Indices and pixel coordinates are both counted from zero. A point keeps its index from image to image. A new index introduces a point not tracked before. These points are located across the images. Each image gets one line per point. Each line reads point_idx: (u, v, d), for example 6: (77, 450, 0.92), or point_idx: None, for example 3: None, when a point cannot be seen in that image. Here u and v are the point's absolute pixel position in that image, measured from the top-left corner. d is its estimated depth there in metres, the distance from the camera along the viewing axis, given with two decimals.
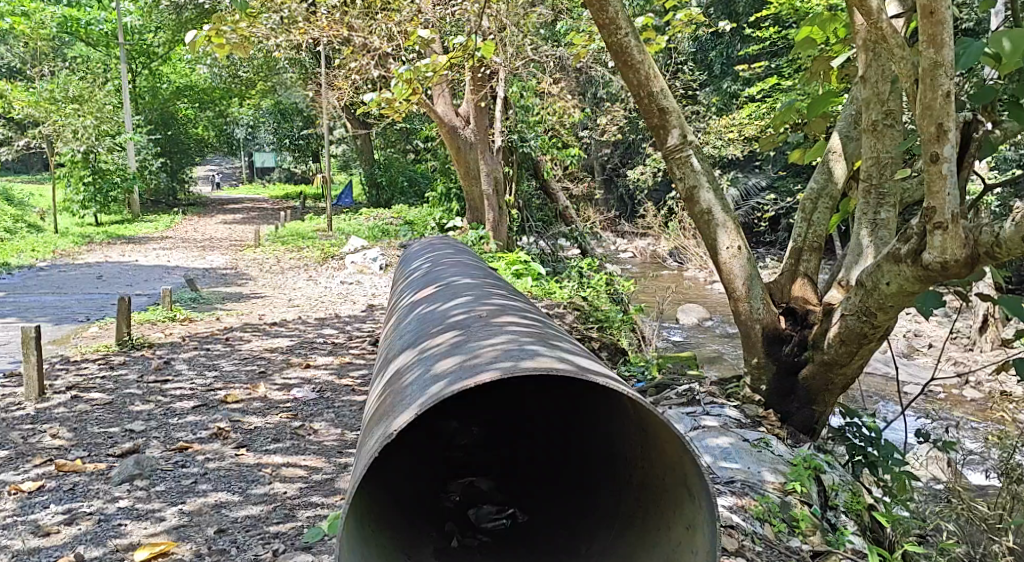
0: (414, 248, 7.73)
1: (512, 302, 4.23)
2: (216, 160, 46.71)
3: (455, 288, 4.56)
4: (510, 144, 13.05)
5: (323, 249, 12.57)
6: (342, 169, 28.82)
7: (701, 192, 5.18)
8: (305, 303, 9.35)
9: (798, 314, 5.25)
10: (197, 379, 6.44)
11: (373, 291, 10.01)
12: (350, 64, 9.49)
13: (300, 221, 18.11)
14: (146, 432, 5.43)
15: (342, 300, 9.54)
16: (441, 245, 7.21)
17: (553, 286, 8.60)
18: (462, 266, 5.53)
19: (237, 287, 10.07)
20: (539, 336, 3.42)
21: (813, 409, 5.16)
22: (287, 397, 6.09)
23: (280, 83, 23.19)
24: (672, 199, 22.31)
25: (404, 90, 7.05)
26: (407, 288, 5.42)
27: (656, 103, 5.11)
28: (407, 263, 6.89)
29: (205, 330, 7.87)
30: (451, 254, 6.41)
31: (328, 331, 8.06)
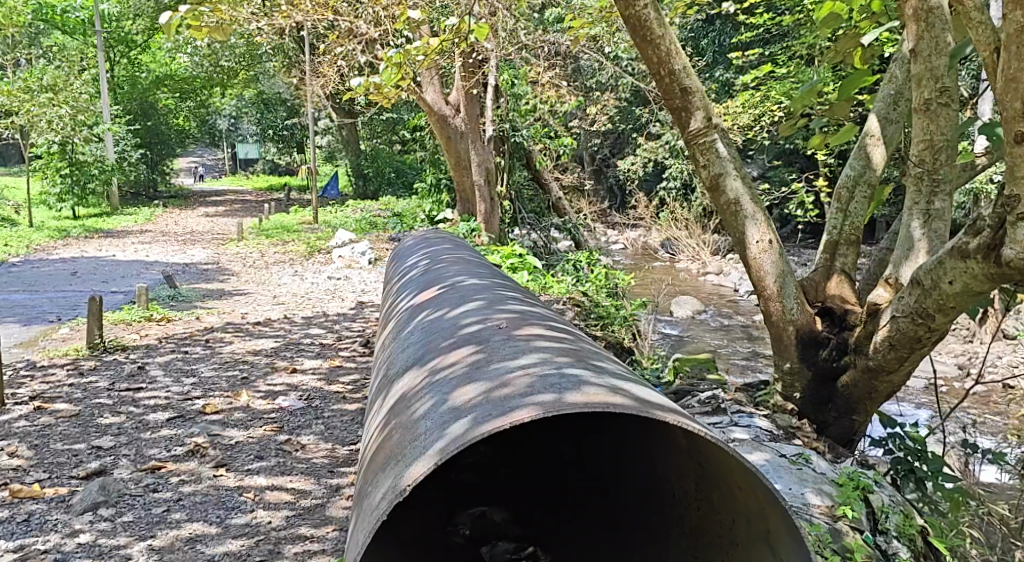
0: (408, 242, 7.42)
1: (531, 309, 3.92)
2: (200, 151, 46.14)
3: (464, 290, 4.24)
4: (502, 133, 12.78)
5: (308, 243, 12.24)
6: (327, 160, 28.49)
7: (728, 180, 4.93)
8: (290, 300, 9.03)
9: (837, 315, 4.97)
10: (174, 387, 6.10)
11: (361, 287, 9.69)
12: (336, 50, 9.16)
13: (285, 214, 17.80)
14: (114, 449, 5.09)
15: (330, 297, 9.22)
16: (437, 238, 6.92)
17: (549, 281, 8.33)
18: (463, 263, 5.21)
19: (218, 284, 9.74)
20: (572, 355, 3.12)
21: (852, 420, 4.88)
22: (271, 407, 5.77)
23: (263, 72, 22.80)
24: (662, 189, 22.07)
25: (393, 75, 6.72)
26: (406, 287, 5.10)
27: (679, 83, 4.80)
28: (402, 258, 6.58)
29: (184, 331, 7.53)
30: (448, 249, 6.10)
31: (315, 331, 7.74)
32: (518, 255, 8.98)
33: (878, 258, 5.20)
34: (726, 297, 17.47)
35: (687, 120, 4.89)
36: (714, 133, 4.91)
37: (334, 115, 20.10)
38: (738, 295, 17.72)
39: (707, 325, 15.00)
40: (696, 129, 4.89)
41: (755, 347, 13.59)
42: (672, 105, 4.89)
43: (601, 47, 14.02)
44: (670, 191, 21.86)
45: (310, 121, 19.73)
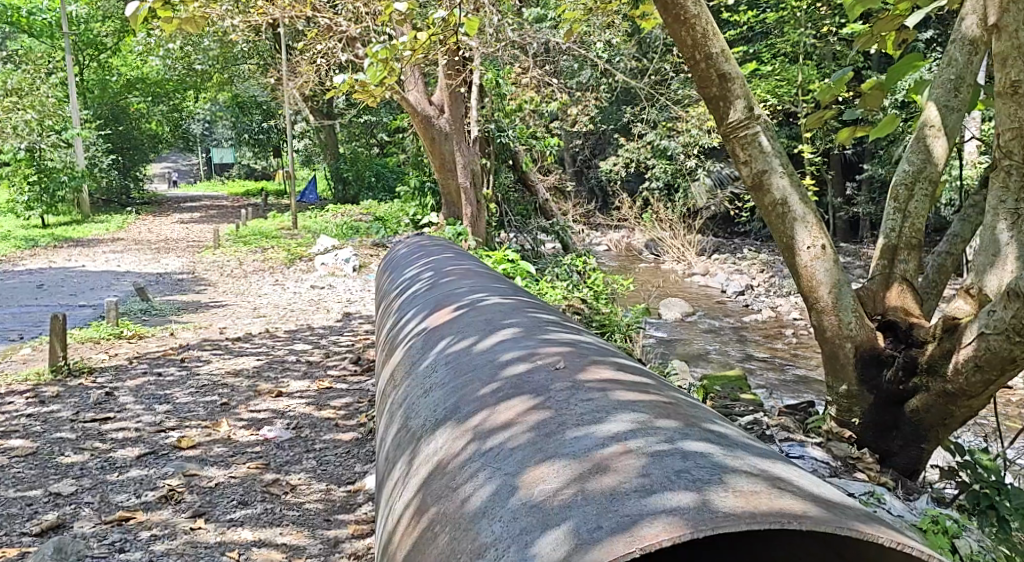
0: (399, 251, 7.07)
1: (584, 340, 3.56)
2: (174, 156, 45.45)
3: (497, 315, 3.84)
4: (488, 134, 12.46)
5: (289, 250, 11.82)
6: (305, 164, 28.08)
7: (773, 177, 4.66)
8: (272, 312, 8.62)
9: (901, 328, 4.66)
10: (145, 416, 5.68)
11: (346, 297, 9.29)
12: (317, 47, 8.80)
13: (263, 219, 17.36)
14: (77, 496, 4.65)
15: (314, 308, 8.82)
16: (435, 246, 6.56)
17: (546, 286, 7.98)
18: (473, 276, 4.84)
19: (193, 295, 9.30)
20: (668, 412, 2.77)
21: (921, 449, 4.65)
22: (255, 439, 5.37)
23: (238, 75, 22.36)
24: (647, 189, 21.79)
25: (378, 72, 6.34)
26: (413, 303, 4.71)
27: (716, 70, 4.55)
28: (395, 270, 6.22)
29: (157, 350, 7.11)
30: (446, 258, 5.75)
31: (300, 347, 7.34)
32: (510, 260, 8.62)
33: (938, 265, 4.88)
34: (716, 299, 17.20)
35: (726, 111, 4.62)
36: (757, 126, 4.65)
37: (311, 117, 19.66)
38: (728, 297, 17.45)
39: (699, 328, 14.71)
40: (736, 121, 4.62)
41: (749, 351, 13.30)
42: (709, 95, 4.62)
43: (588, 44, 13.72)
44: (654, 191, 21.58)
45: (287, 124, 19.29)
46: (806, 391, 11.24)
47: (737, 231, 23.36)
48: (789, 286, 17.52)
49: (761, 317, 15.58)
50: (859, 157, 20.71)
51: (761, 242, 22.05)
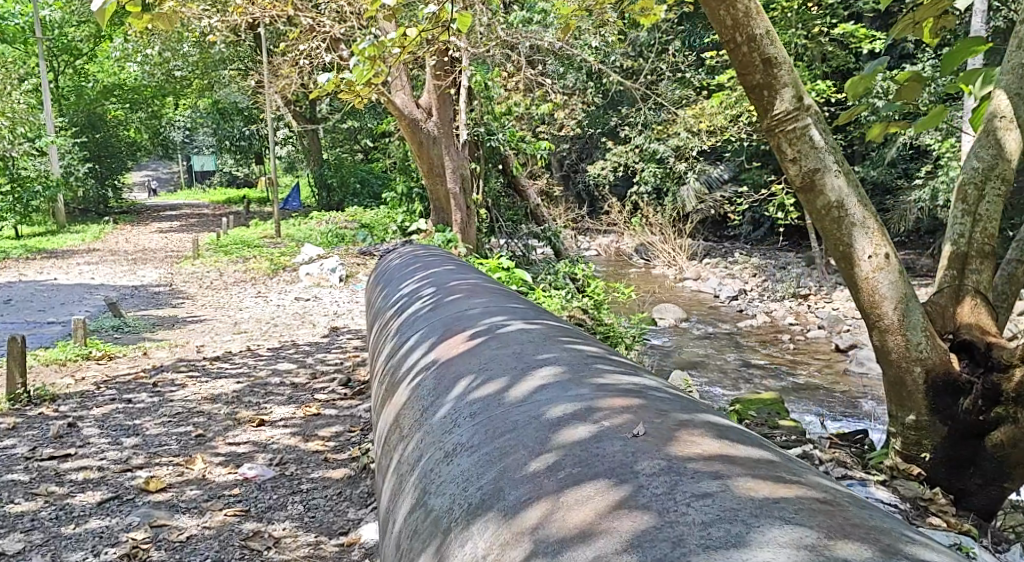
0: (392, 263, 6.70)
1: (651, 385, 3.14)
2: (155, 163, 44.93)
3: (531, 350, 3.42)
4: (476, 138, 12.13)
5: (270, 260, 11.44)
6: (288, 171, 27.70)
7: (829, 177, 4.71)
8: (253, 328, 8.23)
9: (975, 349, 4.79)
10: (110, 453, 5.27)
11: (332, 310, 8.91)
12: (299, 48, 8.44)
13: (245, 228, 16.97)
14: (27, 555, 4.23)
15: (297, 322, 8.43)
16: (432, 258, 6.20)
17: (544, 296, 7.63)
18: (480, 295, 4.44)
19: (169, 310, 8.90)
20: (841, 525, 2.34)
21: (1000, 487, 4.78)
22: (234, 480, 4.96)
23: (218, 81, 21.99)
24: (635, 193, 21.51)
25: (365, 72, 5.98)
26: (416, 326, 4.31)
27: (761, 53, 4.53)
28: (389, 284, 5.84)
29: (127, 372, 6.71)
30: (445, 271, 5.37)
31: (285, 367, 6.95)
32: (504, 267, 8.30)
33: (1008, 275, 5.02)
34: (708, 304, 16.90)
35: (772, 101, 4.64)
36: (806, 118, 4.68)
37: (295, 123, 19.30)
38: (721, 301, 17.16)
39: (693, 335, 14.40)
40: (784, 111, 4.64)
41: (746, 358, 13.00)
42: (751, 85, 4.63)
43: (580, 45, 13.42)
44: (643, 195, 21.30)
45: (269, 130, 18.93)
46: (806, 401, 10.97)
47: (727, 235, 23.11)
48: (782, 291, 17.27)
49: (756, 322, 15.29)
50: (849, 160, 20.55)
51: (751, 246, 21.81)
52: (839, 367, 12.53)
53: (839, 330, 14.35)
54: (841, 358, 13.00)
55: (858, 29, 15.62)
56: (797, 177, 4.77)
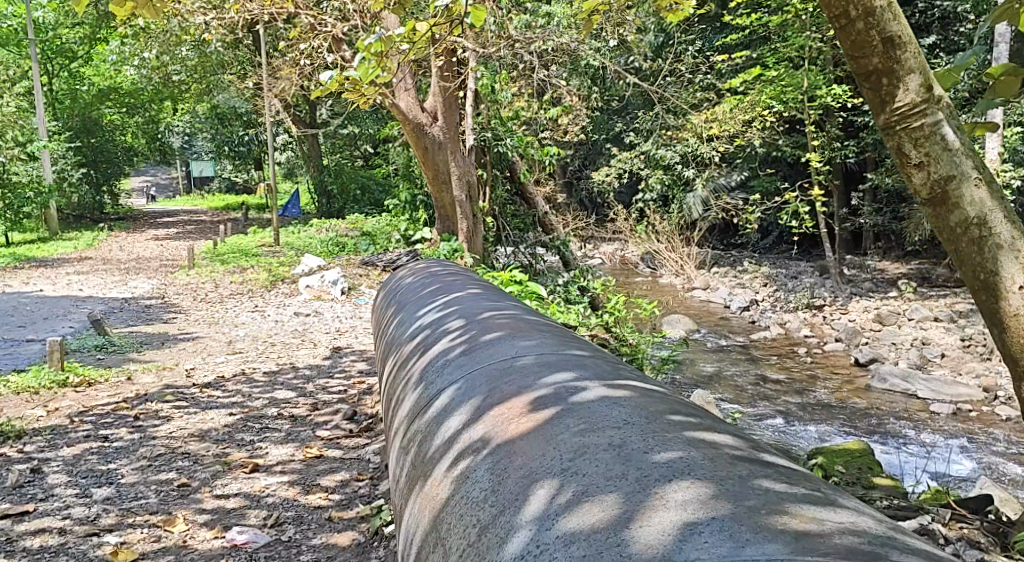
0: (403, 284, 6.23)
1: (874, 533, 2.59)
2: (152, 169, 44.52)
3: (646, 446, 2.89)
4: (484, 143, 11.74)
5: (269, 270, 10.98)
6: (287, 177, 27.29)
7: (965, 184, 3.90)
8: (248, 347, 7.77)
9: None
10: (79, 509, 4.78)
11: (334, 327, 8.46)
12: (300, 46, 8.01)
13: (242, 235, 16.53)
14: None
15: (295, 341, 7.98)
16: (451, 278, 5.73)
17: (560, 312, 7.19)
18: (528, 339, 3.95)
19: (158, 326, 8.46)
20: None
21: None
22: (218, 546, 4.45)
23: (217, 86, 21.59)
24: (641, 200, 21.09)
25: (370, 71, 5.51)
26: (453, 375, 3.81)
27: (879, 29, 3.83)
28: (405, 310, 5.36)
29: (106, 402, 6.25)
30: (472, 298, 4.88)
31: (281, 395, 6.49)
32: (518, 279, 7.83)
33: None
34: (719, 315, 16.44)
35: (897, 90, 3.88)
36: (936, 112, 3.90)
37: (294, 127, 18.83)
38: (732, 312, 16.69)
39: (705, 347, 13.96)
40: (909, 104, 3.87)
41: (762, 372, 12.55)
42: (869, 69, 3.92)
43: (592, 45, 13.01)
44: (650, 202, 20.87)
45: (268, 135, 18.51)
46: (828, 418, 10.54)
47: (736, 243, 22.67)
48: (796, 302, 16.82)
49: (769, 334, 14.84)
50: (862, 167, 20.14)
51: (760, 255, 21.40)
52: (859, 383, 12.08)
53: (857, 344, 13.92)
54: (861, 372, 12.57)
55: None
56: (924, 186, 3.97)
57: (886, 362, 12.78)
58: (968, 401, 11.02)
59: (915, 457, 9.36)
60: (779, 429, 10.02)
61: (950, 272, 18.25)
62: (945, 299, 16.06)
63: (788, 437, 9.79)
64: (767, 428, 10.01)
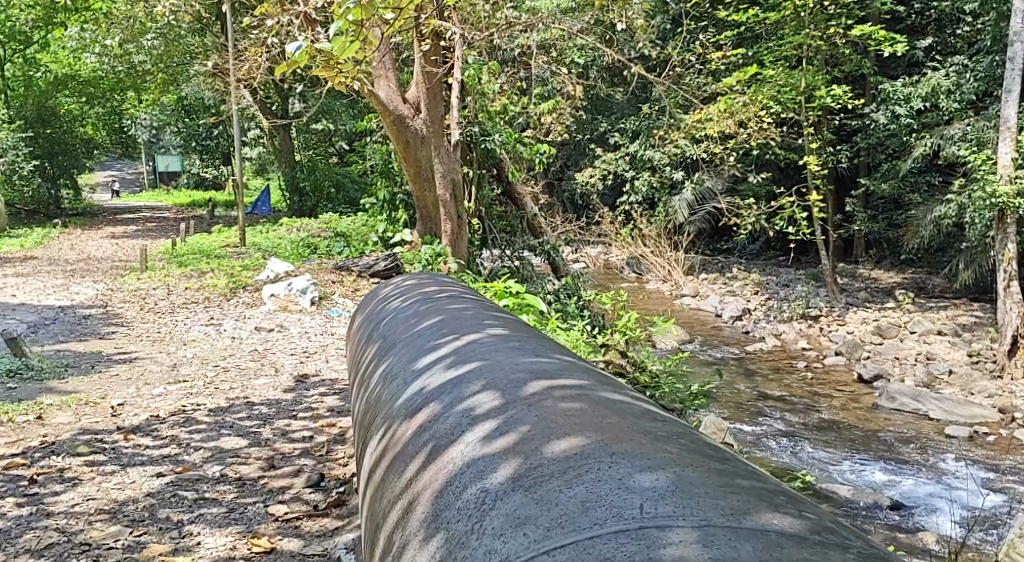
0: (387, 312, 5.30)
1: None
2: (119, 162, 43.30)
3: None
4: (470, 138, 10.91)
5: (229, 275, 10.08)
6: (258, 173, 26.28)
7: None
8: (196, 375, 6.88)
9: None
10: None
11: (300, 347, 7.61)
12: (270, 24, 7.10)
13: (205, 235, 15.57)
14: None
15: (251, 367, 7.11)
16: (454, 309, 4.79)
17: (565, 330, 6.37)
18: (640, 474, 3.01)
19: (92, 347, 7.57)
20: None
21: None
22: None
23: (181, 77, 20.55)
24: (626, 202, 20.37)
25: (351, 47, 4.62)
26: (521, 549, 2.89)
27: None
28: (399, 356, 4.41)
29: (3, 459, 5.35)
30: (502, 355, 3.93)
31: (227, 447, 5.59)
32: (514, 289, 6.94)
33: None
34: (709, 324, 15.68)
35: None
36: None
37: (264, 119, 17.86)
38: (723, 322, 15.93)
39: (698, 358, 13.22)
40: None
41: (760, 388, 11.81)
42: None
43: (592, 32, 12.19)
44: (635, 205, 20.13)
45: (236, 128, 17.51)
46: (836, 442, 9.79)
47: (723, 248, 21.96)
48: (789, 311, 16.10)
49: (764, 346, 14.10)
50: (855, 171, 19.48)
51: (749, 261, 20.74)
52: (866, 401, 11.35)
53: (858, 358, 13.22)
54: (865, 390, 11.83)
55: (876, 30, 14.96)
56: None
57: (891, 379, 12.06)
58: (985, 423, 10.33)
59: (938, 487, 8.64)
60: (789, 454, 9.25)
61: (945, 282, 17.60)
62: (945, 311, 15.38)
63: (801, 464, 9.02)
64: (777, 453, 9.22)
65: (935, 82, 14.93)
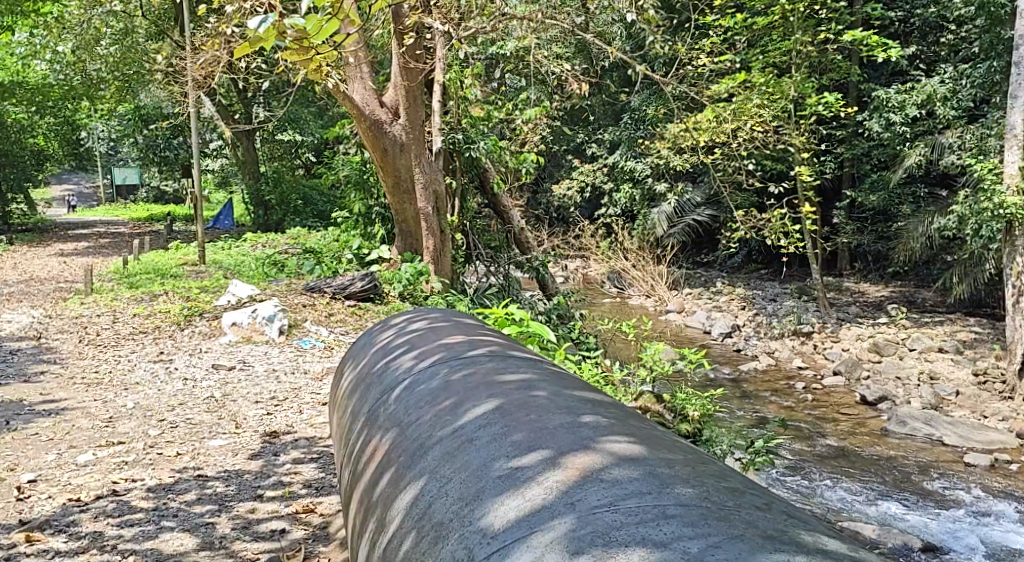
0: (403, 388, 4.19)
1: None
2: (74, 177, 42.19)
3: None
4: (452, 146, 10.08)
5: (184, 299, 9.16)
6: (220, 185, 25.34)
7: None
8: (137, 435, 5.97)
9: None
10: None
11: (265, 393, 6.76)
12: (233, 18, 6.25)
13: (161, 251, 14.66)
14: None
15: (204, 422, 6.23)
16: (525, 400, 3.69)
17: (578, 364, 5.62)
18: None
19: (16, 396, 6.62)
20: None
21: None
22: None
23: (136, 87, 19.57)
24: (605, 215, 19.71)
25: (322, 27, 3.82)
26: None
27: None
28: (459, 488, 3.32)
29: None
30: (699, 547, 2.83)
31: (163, 553, 4.63)
32: (517, 316, 6.23)
33: None
34: (698, 341, 14.92)
35: None
36: None
37: (226, 128, 16.94)
38: (712, 339, 15.20)
39: (691, 381, 12.51)
40: None
41: (761, 412, 11.09)
42: None
43: (582, 33, 11.48)
44: (615, 218, 19.45)
45: (196, 141, 16.57)
46: (854, 473, 9.06)
47: (704, 261, 21.41)
48: (780, 328, 15.43)
49: (758, 366, 13.38)
50: (840, 182, 18.96)
51: (731, 274, 20.18)
52: (875, 426, 10.65)
53: (859, 378, 12.58)
54: (871, 414, 11.12)
55: (869, 36, 14.41)
56: None
57: (897, 402, 11.39)
58: (1005, 450, 9.66)
59: (963, 521, 7.98)
60: (804, 490, 8.51)
61: (937, 296, 17.09)
62: (943, 326, 14.79)
63: (817, 501, 8.29)
64: (791, 490, 8.47)
65: (931, 89, 14.39)
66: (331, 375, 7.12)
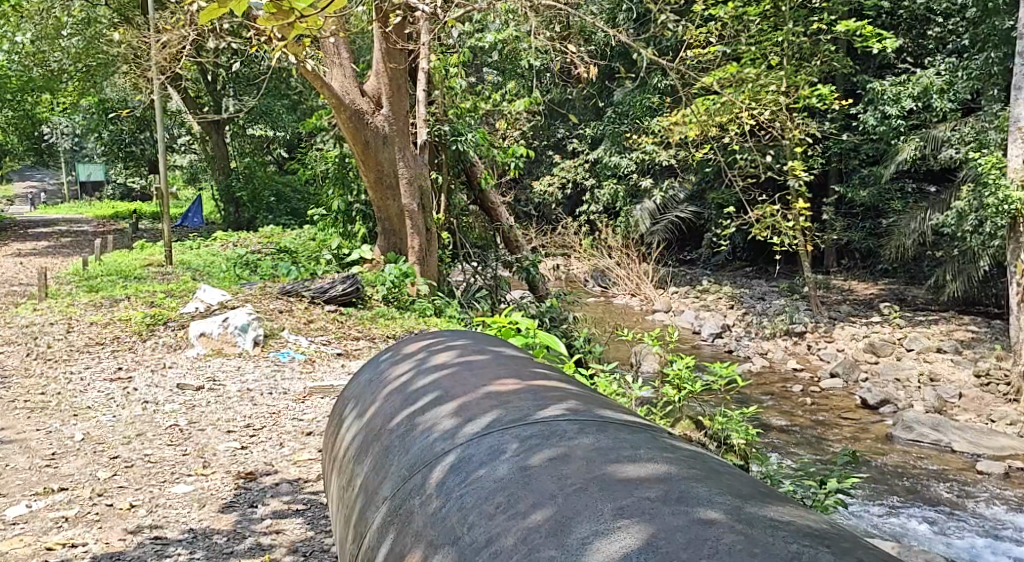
0: (459, 476, 2.94)
1: None
2: (40, 174, 41.24)
3: None
4: (438, 138, 9.46)
5: (146, 306, 8.49)
6: (189, 182, 24.58)
7: None
8: (84, 482, 5.30)
9: None
10: None
11: (236, 423, 6.14)
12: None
13: (124, 251, 13.93)
14: None
15: (166, 460, 5.59)
16: (698, 539, 2.42)
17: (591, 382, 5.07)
18: None
19: None
20: None
21: None
22: None
23: (98, 81, 18.76)
24: (587, 212, 19.19)
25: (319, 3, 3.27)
26: None
27: None
28: None
29: None
30: None
31: None
32: (522, 327, 5.69)
33: None
34: (687, 343, 14.42)
35: None
36: None
37: (193, 121, 16.22)
38: (702, 340, 14.69)
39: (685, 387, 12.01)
40: None
41: (760, 418, 10.58)
42: None
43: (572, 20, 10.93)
44: (598, 215, 18.92)
45: (161, 135, 15.84)
46: (865, 485, 8.54)
47: (688, 259, 21.01)
48: (772, 327, 14.97)
49: (753, 369, 12.88)
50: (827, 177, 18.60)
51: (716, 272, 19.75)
52: (880, 432, 10.15)
53: (857, 381, 12.12)
54: (874, 419, 10.63)
55: (863, 26, 13.96)
56: None
57: (900, 406, 10.93)
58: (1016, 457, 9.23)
59: (986, 540, 7.51)
60: None
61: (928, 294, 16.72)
62: (939, 325, 14.38)
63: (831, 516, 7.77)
64: None
65: (927, 81, 13.95)
66: (313, 395, 6.53)
